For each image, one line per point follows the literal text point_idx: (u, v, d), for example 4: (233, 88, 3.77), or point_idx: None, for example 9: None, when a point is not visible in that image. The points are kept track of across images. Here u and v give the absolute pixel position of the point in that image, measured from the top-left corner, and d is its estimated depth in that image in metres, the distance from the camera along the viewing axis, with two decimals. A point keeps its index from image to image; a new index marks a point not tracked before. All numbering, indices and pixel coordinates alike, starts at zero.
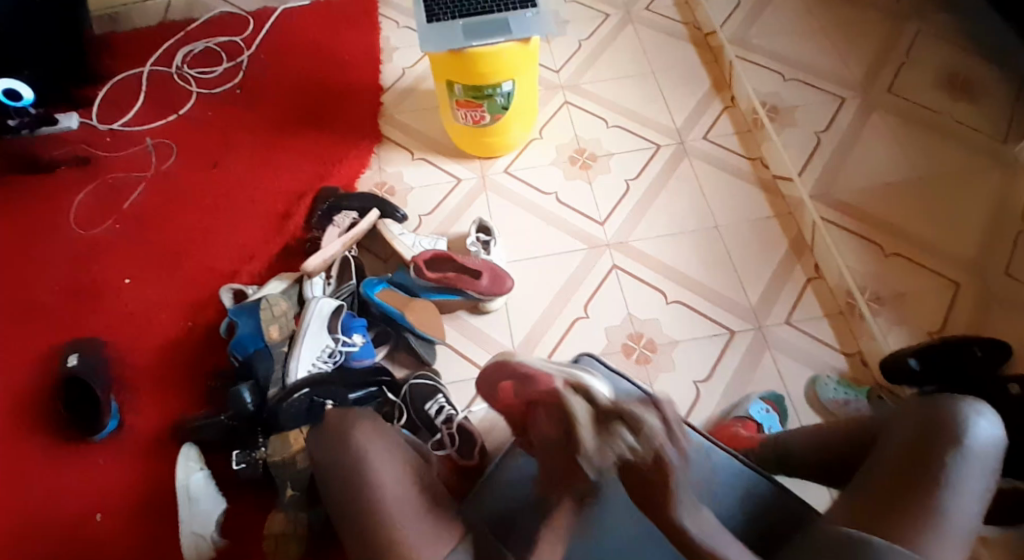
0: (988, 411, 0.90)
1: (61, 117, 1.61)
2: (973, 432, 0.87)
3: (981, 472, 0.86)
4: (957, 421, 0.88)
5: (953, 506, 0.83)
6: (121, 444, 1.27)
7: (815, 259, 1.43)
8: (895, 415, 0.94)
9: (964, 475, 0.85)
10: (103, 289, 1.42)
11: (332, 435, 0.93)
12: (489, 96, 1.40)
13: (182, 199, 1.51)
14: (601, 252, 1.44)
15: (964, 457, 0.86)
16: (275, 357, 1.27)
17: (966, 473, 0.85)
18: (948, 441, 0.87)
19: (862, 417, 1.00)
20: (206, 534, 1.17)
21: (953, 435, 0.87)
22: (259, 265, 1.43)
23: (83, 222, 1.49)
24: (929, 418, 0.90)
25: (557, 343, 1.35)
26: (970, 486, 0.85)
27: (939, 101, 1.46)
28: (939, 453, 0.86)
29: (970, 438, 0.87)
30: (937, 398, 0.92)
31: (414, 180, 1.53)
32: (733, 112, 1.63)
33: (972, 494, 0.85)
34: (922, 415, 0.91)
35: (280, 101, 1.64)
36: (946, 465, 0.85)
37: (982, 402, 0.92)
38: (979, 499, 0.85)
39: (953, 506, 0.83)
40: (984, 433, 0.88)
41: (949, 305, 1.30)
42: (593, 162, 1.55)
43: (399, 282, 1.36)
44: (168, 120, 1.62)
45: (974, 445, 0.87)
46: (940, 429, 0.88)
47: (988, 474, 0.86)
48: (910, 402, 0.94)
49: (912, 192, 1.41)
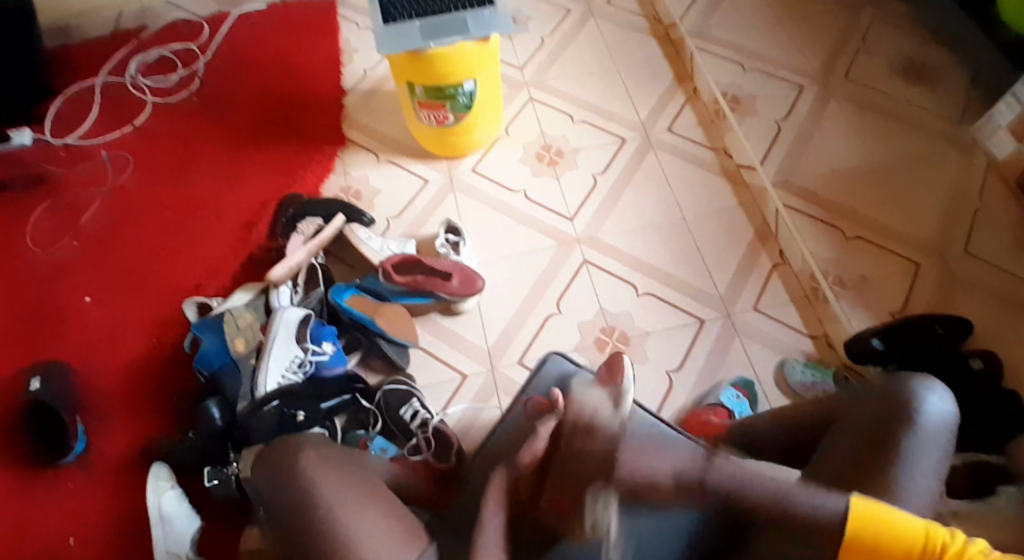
0: (939, 388, 0.92)
1: (13, 132, 1.56)
2: (926, 409, 0.89)
3: (935, 447, 0.87)
4: (911, 399, 0.90)
5: (911, 484, 0.85)
6: (91, 464, 1.25)
7: (780, 246, 1.45)
8: (859, 393, 0.96)
9: (917, 450, 0.87)
10: (64, 308, 1.39)
11: (277, 466, 0.96)
12: (451, 96, 1.39)
13: (142, 212, 1.49)
14: (572, 247, 1.44)
15: (919, 433, 0.87)
16: (243, 370, 1.25)
17: (919, 448, 0.87)
18: (902, 421, 0.88)
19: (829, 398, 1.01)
20: (181, 553, 1.15)
21: (908, 411, 0.89)
22: (224, 277, 1.41)
23: (41, 240, 1.46)
24: (885, 393, 0.92)
25: (532, 341, 1.35)
26: (926, 464, 0.87)
27: (893, 87, 1.55)
28: (895, 432, 0.88)
29: (923, 415, 0.88)
30: (894, 376, 0.94)
31: (380, 182, 1.52)
32: (696, 104, 1.63)
33: (928, 469, 0.86)
34: (881, 390, 0.93)
35: (241, 108, 1.61)
36: (902, 443, 0.87)
37: (933, 379, 0.93)
38: (935, 473, 0.87)
39: (909, 478, 0.85)
40: (936, 410, 0.89)
41: (910, 285, 1.35)
42: (560, 159, 1.55)
43: (368, 288, 1.35)
44: (125, 132, 1.59)
45: (925, 423, 0.88)
46: (895, 406, 0.90)
47: (943, 449, 0.88)
48: (874, 380, 0.96)
49: (868, 176, 1.46)
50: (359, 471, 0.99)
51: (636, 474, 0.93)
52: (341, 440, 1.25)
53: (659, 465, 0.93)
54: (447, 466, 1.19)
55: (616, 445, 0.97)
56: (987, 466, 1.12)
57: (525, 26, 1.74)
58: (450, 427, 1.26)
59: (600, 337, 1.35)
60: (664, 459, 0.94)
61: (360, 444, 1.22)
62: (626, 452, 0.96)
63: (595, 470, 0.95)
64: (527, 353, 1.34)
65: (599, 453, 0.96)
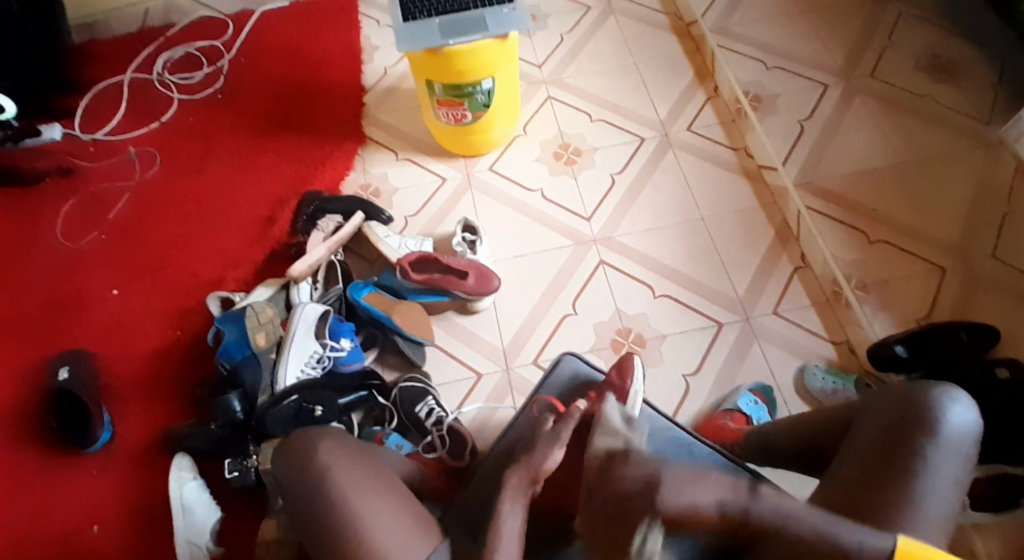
0: (963, 397, 0.90)
1: (44, 128, 1.59)
2: (948, 420, 0.87)
3: (955, 459, 0.86)
4: (932, 408, 0.88)
5: (930, 497, 0.84)
6: (115, 454, 1.29)
7: (801, 248, 1.43)
8: (876, 401, 0.94)
9: (938, 462, 0.85)
10: (90, 300, 1.43)
11: (298, 456, 0.98)
12: (469, 94, 1.39)
13: (167, 206, 1.52)
14: (588, 247, 1.44)
15: (940, 445, 0.86)
16: (263, 364, 1.29)
17: (939, 461, 0.85)
18: (922, 431, 0.87)
19: (846, 404, 0.99)
20: (201, 542, 1.18)
21: (929, 422, 0.87)
22: (245, 272, 1.44)
23: (69, 234, 1.49)
24: (904, 402, 0.90)
25: (547, 341, 1.36)
26: (944, 477, 0.85)
27: (919, 84, 1.52)
28: (914, 443, 0.86)
29: (944, 426, 0.87)
30: (915, 384, 0.92)
31: (399, 180, 1.53)
32: (716, 102, 1.61)
33: (948, 483, 0.85)
34: (901, 399, 0.91)
35: (262, 105, 1.63)
36: (923, 457, 0.86)
37: (956, 388, 0.91)
38: (955, 487, 0.85)
39: (928, 492, 0.84)
40: (959, 420, 0.87)
41: (935, 289, 1.33)
42: (578, 157, 1.55)
43: (385, 285, 1.37)
44: (151, 128, 1.61)
45: (950, 432, 0.87)
46: (915, 416, 0.88)
47: (962, 461, 0.86)
48: (893, 388, 0.94)
49: (894, 177, 1.43)
50: (375, 463, 1.01)
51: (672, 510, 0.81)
52: (358, 435, 1.27)
53: (695, 499, 0.81)
54: (460, 463, 1.21)
55: (658, 472, 0.85)
56: (1010, 478, 1.11)
57: (544, 23, 1.73)
58: (464, 425, 1.27)
59: (615, 338, 1.35)
60: (707, 488, 0.82)
61: (376, 439, 1.23)
62: (667, 478, 0.83)
63: (637, 495, 0.84)
64: (542, 353, 1.34)
65: (638, 476, 0.85)
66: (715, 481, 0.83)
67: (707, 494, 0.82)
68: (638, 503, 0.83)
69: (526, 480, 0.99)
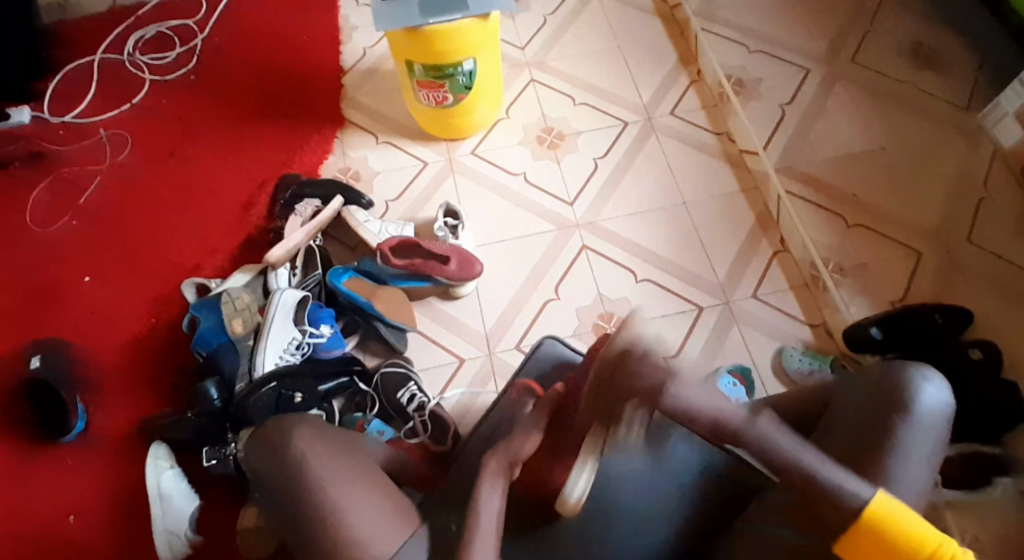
0: (936, 377, 0.91)
1: (12, 111, 1.55)
2: (920, 400, 0.88)
3: (927, 437, 0.87)
4: (905, 390, 0.89)
5: (901, 473, 0.86)
6: (91, 443, 1.27)
7: (781, 233, 1.44)
8: (852, 383, 0.95)
9: (910, 441, 0.86)
10: (63, 286, 1.39)
11: (273, 446, 0.97)
12: (451, 76, 1.37)
13: (140, 191, 1.48)
14: (571, 232, 1.44)
15: (911, 425, 0.87)
16: (240, 351, 1.27)
17: (912, 439, 0.87)
18: (897, 411, 0.88)
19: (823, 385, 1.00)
20: (180, 531, 1.18)
21: (901, 402, 0.88)
22: (222, 257, 1.41)
23: (40, 220, 1.46)
24: (880, 384, 0.91)
25: (529, 326, 1.35)
26: (919, 452, 0.87)
27: (900, 71, 1.53)
28: (887, 423, 0.88)
29: (916, 406, 0.88)
30: (888, 365, 0.93)
31: (380, 163, 1.51)
32: (699, 87, 1.61)
33: (920, 459, 0.87)
34: (876, 381, 0.92)
35: (239, 86, 1.59)
36: (895, 435, 0.87)
37: (931, 368, 0.92)
38: (926, 463, 0.87)
39: (902, 469, 0.86)
40: (931, 400, 0.88)
41: (912, 273, 1.34)
42: (562, 141, 1.54)
43: (365, 271, 1.35)
44: (123, 110, 1.57)
45: (923, 411, 0.88)
46: (890, 398, 0.89)
47: (937, 442, 0.88)
48: (867, 370, 0.95)
49: (874, 162, 1.45)
50: (358, 458, 1.00)
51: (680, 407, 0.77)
52: (339, 422, 1.25)
53: (710, 404, 0.78)
54: (443, 447, 1.21)
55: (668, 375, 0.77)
56: (982, 455, 1.14)
57: (527, 5, 1.71)
58: (446, 411, 1.27)
59: (598, 323, 1.35)
60: (716, 403, 0.78)
61: (357, 427, 1.23)
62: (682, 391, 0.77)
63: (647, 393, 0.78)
64: (525, 338, 1.34)
65: (642, 391, 0.78)
66: (722, 396, 0.79)
67: (714, 399, 0.78)
68: (642, 391, 0.78)
69: (505, 463, 0.96)
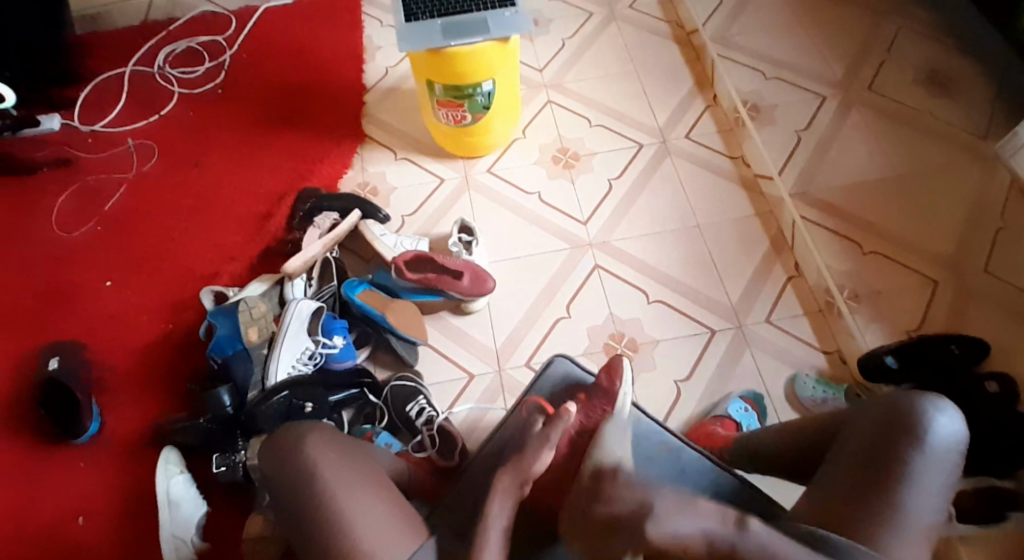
0: (950, 407, 0.90)
1: (43, 118, 1.59)
2: (933, 429, 0.87)
3: (941, 469, 0.86)
4: (918, 419, 0.88)
5: (911, 504, 0.84)
6: (103, 444, 1.28)
7: (795, 257, 1.44)
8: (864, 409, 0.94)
9: (920, 470, 0.86)
10: (83, 290, 1.42)
11: (285, 451, 0.98)
12: (470, 96, 1.39)
13: (163, 199, 1.51)
14: (584, 251, 1.44)
15: (925, 455, 0.86)
16: (254, 358, 1.28)
17: (924, 469, 0.86)
18: (909, 439, 0.87)
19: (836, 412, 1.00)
20: (186, 537, 1.19)
21: (914, 431, 0.87)
22: (240, 266, 1.43)
23: (65, 225, 1.49)
24: (892, 411, 0.90)
25: (540, 343, 1.36)
26: (930, 482, 0.85)
27: (916, 99, 1.53)
28: (898, 450, 0.87)
29: (930, 436, 0.87)
30: (902, 395, 0.92)
31: (397, 179, 1.53)
32: (715, 111, 1.62)
33: (932, 490, 0.85)
34: (887, 408, 0.91)
35: (263, 101, 1.63)
36: (906, 463, 0.86)
37: (944, 398, 0.91)
38: (939, 495, 0.86)
39: (912, 498, 0.85)
40: (944, 430, 0.87)
41: (927, 302, 1.33)
42: (576, 162, 1.55)
43: (379, 283, 1.37)
44: (150, 121, 1.61)
45: (935, 442, 0.87)
46: (902, 425, 0.88)
47: (949, 473, 0.86)
48: (880, 396, 0.94)
49: (890, 189, 1.44)
50: (365, 463, 1.01)
51: (665, 536, 0.77)
52: (348, 433, 1.28)
53: (692, 529, 0.78)
54: (450, 462, 1.21)
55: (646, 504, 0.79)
56: (998, 491, 1.12)
57: (547, 28, 1.74)
58: (455, 425, 1.27)
59: (609, 342, 1.35)
60: (696, 518, 0.78)
61: (366, 437, 1.25)
62: (657, 506, 0.78)
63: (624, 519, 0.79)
64: (535, 355, 1.35)
65: (625, 499, 0.80)
66: (709, 511, 0.79)
67: (703, 521, 0.78)
68: (623, 523, 0.80)
69: (516, 481, 0.98)
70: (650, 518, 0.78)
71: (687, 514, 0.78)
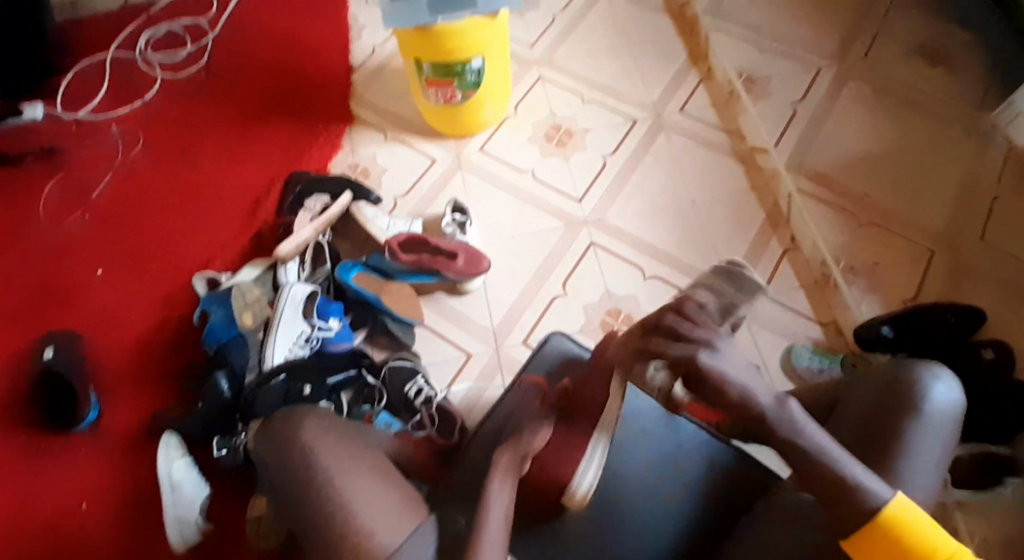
0: (947, 375, 0.90)
1: (25, 107, 1.58)
2: (931, 397, 0.88)
3: (938, 436, 0.86)
4: (916, 387, 0.88)
5: (907, 469, 0.85)
6: (102, 433, 1.29)
7: (792, 231, 1.42)
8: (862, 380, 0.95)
9: (917, 438, 0.86)
10: (76, 281, 1.42)
11: (280, 436, 0.99)
12: (459, 73, 1.38)
13: (152, 187, 1.50)
14: (578, 230, 1.44)
15: (921, 422, 0.86)
16: (250, 343, 1.29)
17: (921, 437, 0.86)
18: (907, 408, 0.87)
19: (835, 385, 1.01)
20: (191, 519, 1.19)
21: (912, 399, 0.88)
22: (233, 253, 1.43)
23: (54, 215, 1.48)
24: (889, 380, 0.91)
25: (536, 321, 1.35)
26: (927, 449, 0.86)
27: (915, 72, 1.52)
28: (897, 419, 0.87)
29: (927, 403, 0.87)
30: (898, 362, 0.92)
31: (389, 161, 1.52)
32: (709, 85, 1.59)
33: (929, 457, 0.86)
34: (884, 377, 0.92)
35: (250, 85, 1.61)
36: (904, 432, 0.86)
37: (941, 366, 0.92)
38: (937, 462, 0.86)
39: (910, 466, 0.85)
40: (942, 398, 0.88)
41: (922, 274, 1.34)
42: (569, 139, 1.54)
43: (374, 266, 1.36)
44: (135, 107, 1.60)
45: (933, 410, 0.87)
46: (899, 394, 0.89)
47: (947, 440, 0.87)
48: (878, 367, 0.95)
49: (887, 162, 1.44)
50: (364, 447, 1.01)
51: (711, 378, 0.78)
52: (347, 417, 1.25)
53: (741, 378, 0.78)
54: (450, 441, 1.20)
55: (700, 349, 0.80)
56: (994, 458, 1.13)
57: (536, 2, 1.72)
58: (454, 405, 1.28)
59: (605, 319, 1.35)
60: (745, 375, 0.79)
61: (365, 419, 1.23)
62: (721, 346, 0.81)
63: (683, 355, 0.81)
64: (531, 334, 1.34)
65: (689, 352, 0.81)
66: (758, 376, 0.79)
67: (749, 379, 0.79)
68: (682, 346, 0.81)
69: (517, 457, 0.99)
70: (706, 351, 0.80)
71: (735, 361, 0.80)
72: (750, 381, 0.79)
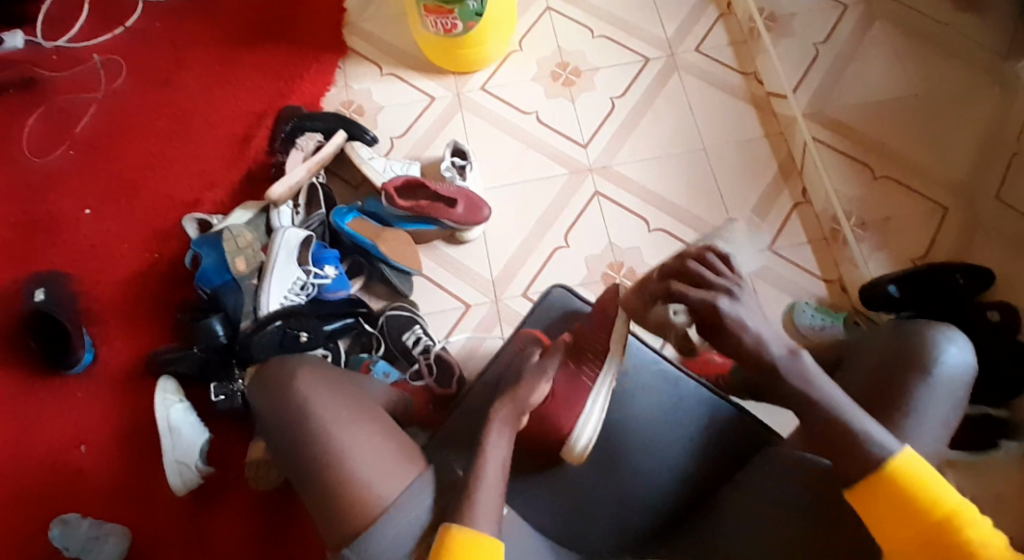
0: (960, 338, 0.86)
1: (5, 35, 1.48)
2: (941, 361, 0.84)
3: (947, 399, 0.83)
4: (926, 348, 0.84)
5: (914, 430, 0.81)
6: (97, 378, 1.28)
7: (803, 183, 1.38)
8: (869, 340, 0.92)
9: (926, 403, 0.82)
10: (64, 219, 1.37)
11: (272, 386, 0.93)
12: (460, 1, 1.28)
13: (138, 121, 1.43)
14: (583, 177, 1.38)
15: (930, 386, 0.83)
16: (244, 289, 1.24)
17: (929, 399, 0.82)
18: (913, 371, 0.84)
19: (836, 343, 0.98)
20: (190, 463, 1.19)
21: (921, 362, 0.84)
22: (223, 194, 1.37)
23: (38, 150, 1.42)
24: (896, 341, 0.87)
25: (537, 273, 1.33)
26: (934, 413, 0.82)
27: (943, 13, 1.40)
28: (903, 382, 0.84)
29: (937, 366, 0.83)
30: (907, 325, 0.88)
31: (383, 98, 1.44)
32: (728, 21, 1.52)
33: (936, 420, 0.82)
34: (892, 343, 0.88)
35: (237, 8, 1.51)
36: (910, 394, 0.83)
37: (953, 327, 0.87)
38: (942, 425, 0.83)
39: (916, 434, 0.81)
40: (953, 362, 0.84)
41: (935, 228, 1.29)
42: (577, 78, 1.46)
43: (370, 212, 1.31)
44: (116, 35, 1.50)
45: (942, 373, 0.83)
46: (908, 357, 0.85)
47: (954, 402, 0.83)
48: (884, 329, 0.91)
49: (908, 108, 1.36)
50: (360, 398, 0.95)
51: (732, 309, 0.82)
52: (344, 362, 1.25)
53: (759, 332, 0.82)
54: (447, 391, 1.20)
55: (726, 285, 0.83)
56: (988, 419, 1.11)
57: None
58: (451, 354, 1.26)
59: (606, 272, 1.32)
60: (768, 331, 0.82)
61: (362, 368, 1.22)
62: (733, 308, 0.83)
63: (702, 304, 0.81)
64: (531, 287, 1.32)
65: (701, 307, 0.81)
66: (775, 332, 0.83)
67: (768, 328, 0.82)
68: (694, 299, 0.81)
69: (515, 412, 0.92)
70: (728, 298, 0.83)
71: (762, 313, 0.82)
72: (768, 332, 0.82)
